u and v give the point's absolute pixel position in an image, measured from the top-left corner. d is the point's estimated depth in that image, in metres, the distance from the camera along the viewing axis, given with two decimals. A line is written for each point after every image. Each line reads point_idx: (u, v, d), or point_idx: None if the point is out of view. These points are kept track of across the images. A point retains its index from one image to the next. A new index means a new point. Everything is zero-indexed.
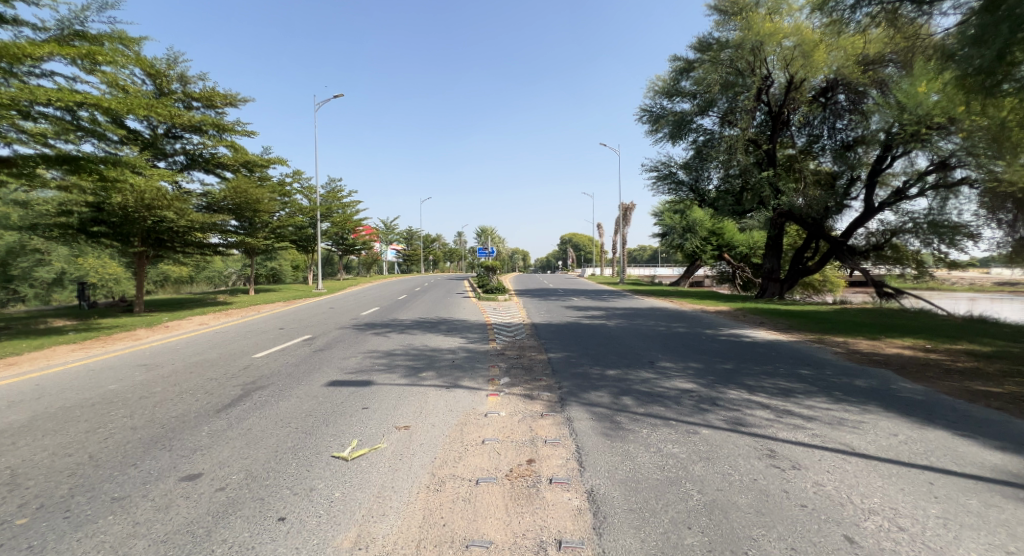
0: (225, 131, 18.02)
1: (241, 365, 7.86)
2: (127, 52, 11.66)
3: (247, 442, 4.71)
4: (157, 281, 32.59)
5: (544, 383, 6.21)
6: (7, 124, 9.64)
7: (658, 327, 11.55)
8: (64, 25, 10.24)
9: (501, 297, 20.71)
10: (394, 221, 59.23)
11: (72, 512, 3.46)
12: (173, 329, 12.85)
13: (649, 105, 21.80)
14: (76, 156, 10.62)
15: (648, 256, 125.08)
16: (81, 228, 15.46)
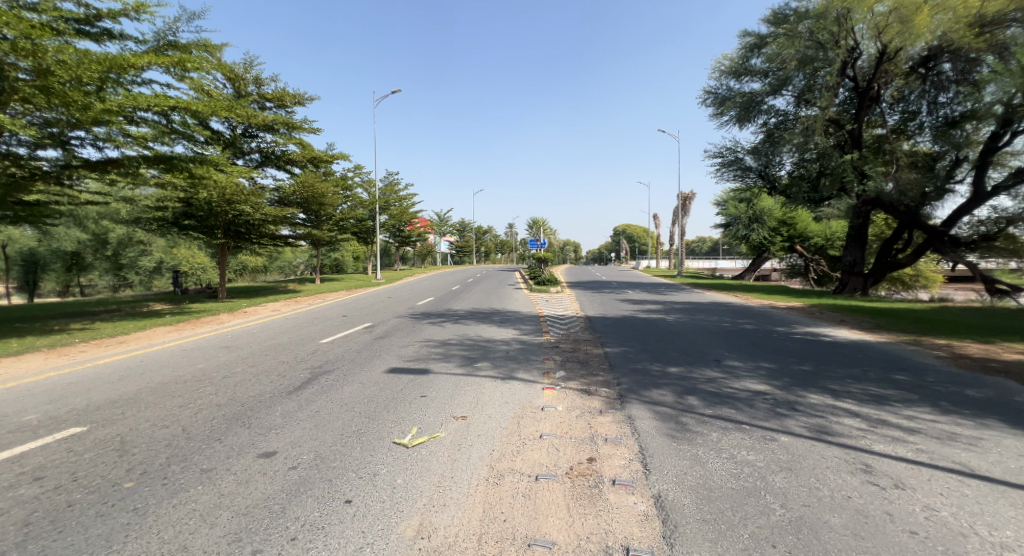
0: (295, 129, 18.96)
1: (309, 350, 8.28)
2: (211, 58, 12.51)
3: (315, 424, 4.94)
4: (237, 272, 35.03)
5: (602, 379, 6.10)
6: (115, 129, 10.61)
7: (723, 323, 11.03)
8: (160, 36, 11.08)
9: (554, 289, 20.61)
10: (447, 214, 60.47)
11: (169, 479, 3.81)
12: (249, 314, 13.77)
13: (715, 86, 20.83)
14: (170, 156, 11.52)
15: (710, 248, 120.26)
16: (175, 221, 16.89)
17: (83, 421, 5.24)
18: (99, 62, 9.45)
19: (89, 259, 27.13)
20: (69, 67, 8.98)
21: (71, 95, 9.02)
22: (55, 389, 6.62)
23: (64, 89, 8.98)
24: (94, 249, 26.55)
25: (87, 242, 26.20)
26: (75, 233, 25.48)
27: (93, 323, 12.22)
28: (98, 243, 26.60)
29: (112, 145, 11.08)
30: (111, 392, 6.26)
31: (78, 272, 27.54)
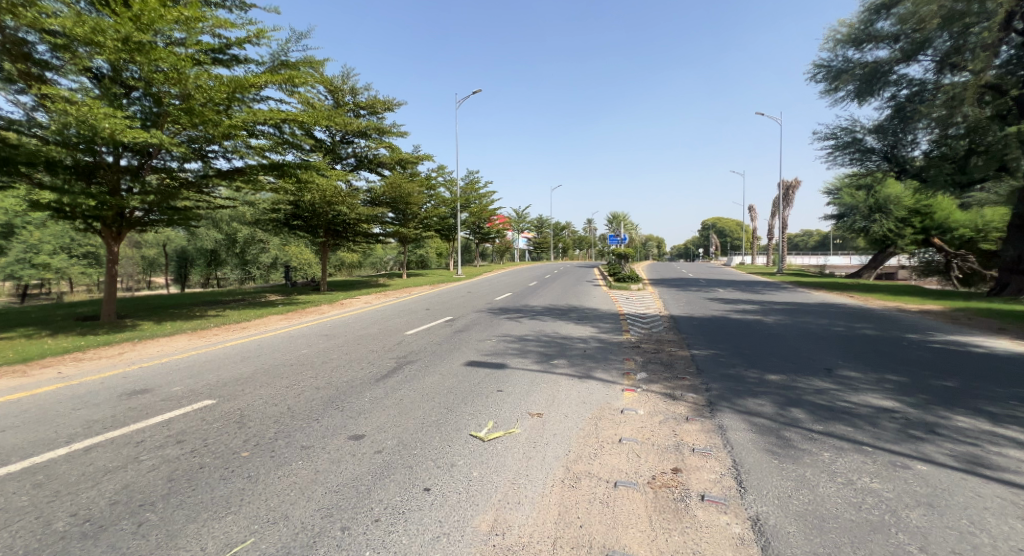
0: (385, 134, 19.99)
1: (396, 340, 8.72)
2: (315, 73, 13.55)
3: (399, 412, 5.15)
4: (336, 267, 37.91)
5: (689, 383, 5.76)
6: (240, 142, 11.96)
7: (834, 327, 10.00)
8: (275, 57, 12.16)
9: (636, 286, 19.98)
10: (526, 211, 61.07)
11: (276, 452, 4.30)
12: (346, 306, 14.82)
13: (827, 59, 19.02)
14: (282, 164, 13.00)
15: (814, 243, 110.19)
16: (286, 222, 18.60)
17: (214, 394, 6.10)
18: (227, 84, 10.80)
19: (224, 256, 31.70)
20: (205, 91, 10.39)
21: (205, 113, 10.42)
22: (192, 366, 7.66)
23: (202, 109, 10.44)
24: (227, 247, 30.62)
25: (222, 241, 30.18)
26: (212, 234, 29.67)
27: (222, 310, 13.89)
28: (230, 242, 30.49)
29: (237, 156, 12.39)
30: (234, 371, 7.17)
31: (216, 267, 32.42)
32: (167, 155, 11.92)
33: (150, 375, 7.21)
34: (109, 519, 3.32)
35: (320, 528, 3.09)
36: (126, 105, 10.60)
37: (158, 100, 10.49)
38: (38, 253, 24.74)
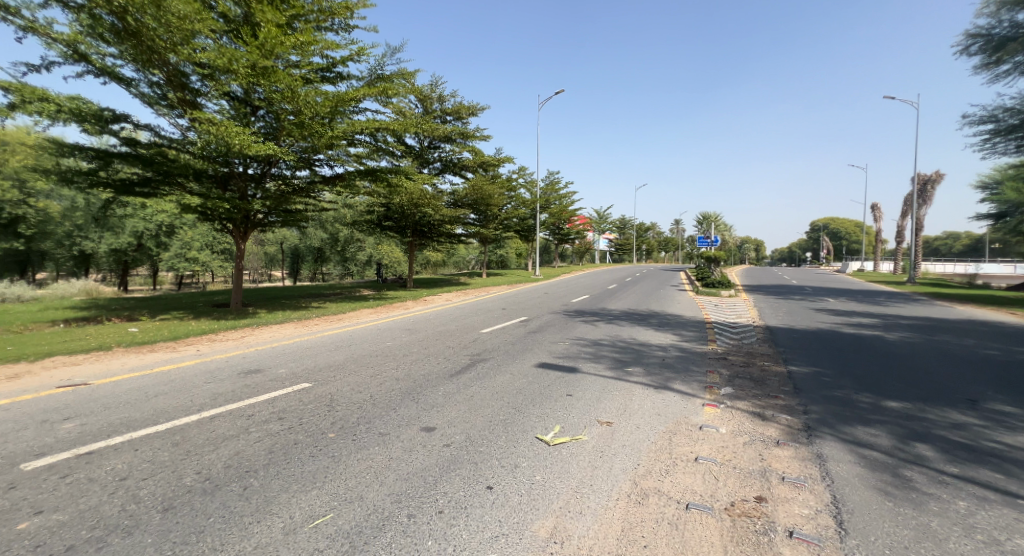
0: (469, 138, 20.51)
1: (472, 337, 8.87)
2: (407, 83, 14.14)
3: (469, 408, 5.23)
4: (422, 265, 39.60)
5: (784, 403, 5.24)
6: (341, 151, 12.87)
7: (974, 349, 8.62)
8: (373, 72, 12.91)
9: (726, 293, 18.75)
10: (608, 212, 60.03)
11: (358, 435, 4.55)
12: (429, 302, 15.37)
13: (985, 26, 16.64)
14: (376, 170, 13.78)
15: (945, 249, 96.85)
16: (378, 223, 19.73)
17: (311, 378, 6.59)
18: (331, 99, 11.68)
19: (328, 253, 34.42)
20: (313, 106, 11.36)
21: (313, 127, 11.36)
22: (294, 351, 8.36)
23: (311, 123, 11.34)
24: (330, 246, 33.47)
25: (327, 240, 33.20)
26: (319, 234, 32.85)
27: (322, 302, 15.07)
28: (333, 241, 33.39)
29: (338, 163, 13.31)
30: (327, 358, 7.72)
31: (321, 264, 35.59)
32: (283, 164, 13.03)
33: (261, 357, 7.97)
34: (223, 479, 3.75)
35: (389, 512, 3.27)
36: (252, 122, 11.89)
37: (276, 116, 11.61)
38: (188, 249, 28.81)
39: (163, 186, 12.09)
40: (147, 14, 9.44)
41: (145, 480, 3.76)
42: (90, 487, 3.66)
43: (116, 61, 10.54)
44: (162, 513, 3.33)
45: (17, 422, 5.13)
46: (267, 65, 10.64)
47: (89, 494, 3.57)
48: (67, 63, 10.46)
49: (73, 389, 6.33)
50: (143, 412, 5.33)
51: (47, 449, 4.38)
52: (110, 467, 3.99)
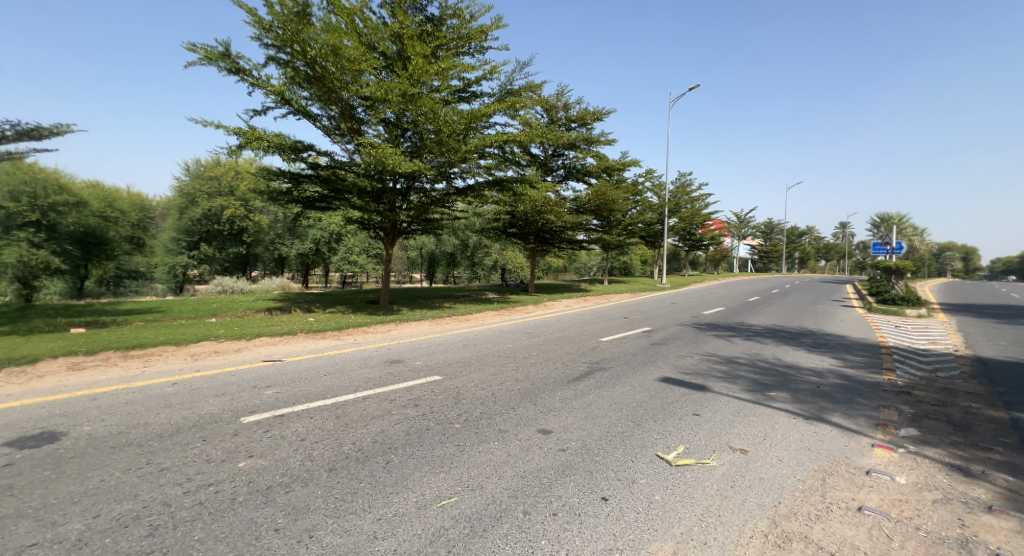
0: (593, 144, 20.27)
1: (591, 345, 8.68)
2: (534, 95, 14.39)
3: (586, 416, 5.13)
4: (544, 269, 40.08)
5: (995, 459, 4.18)
6: (473, 164, 13.58)
7: None
8: (504, 87, 13.37)
9: (902, 312, 15.87)
10: (748, 215, 55.25)
11: (479, 430, 4.76)
12: (549, 307, 15.49)
13: None
14: (504, 180, 14.27)
15: None
16: (503, 230, 20.35)
17: (440, 371, 6.99)
18: (466, 117, 12.42)
19: (459, 258, 36.63)
20: (450, 125, 12.21)
21: (449, 143, 12.19)
22: (427, 346, 8.99)
23: (449, 140, 12.19)
24: (461, 252, 35.72)
25: (458, 246, 35.53)
26: (451, 240, 35.31)
27: (452, 303, 15.98)
28: (463, 247, 35.61)
29: (470, 176, 14.06)
30: (455, 354, 8.15)
31: (452, 268, 37.89)
32: (424, 179, 14.11)
33: (401, 349, 8.72)
34: (370, 452, 4.29)
35: (506, 506, 3.42)
36: (402, 143, 13.10)
37: (420, 136, 12.65)
38: (350, 254, 32.04)
39: (335, 201, 13.91)
40: (329, 60, 11.14)
41: (316, 443, 4.49)
42: (281, 443, 4.50)
43: (309, 102, 12.34)
44: (327, 472, 3.95)
45: (235, 385, 6.34)
46: (414, 92, 11.73)
47: (279, 449, 4.37)
48: (276, 108, 12.49)
49: (271, 362, 7.59)
50: (316, 387, 6.19)
51: (257, 408, 5.42)
52: (294, 428, 4.83)
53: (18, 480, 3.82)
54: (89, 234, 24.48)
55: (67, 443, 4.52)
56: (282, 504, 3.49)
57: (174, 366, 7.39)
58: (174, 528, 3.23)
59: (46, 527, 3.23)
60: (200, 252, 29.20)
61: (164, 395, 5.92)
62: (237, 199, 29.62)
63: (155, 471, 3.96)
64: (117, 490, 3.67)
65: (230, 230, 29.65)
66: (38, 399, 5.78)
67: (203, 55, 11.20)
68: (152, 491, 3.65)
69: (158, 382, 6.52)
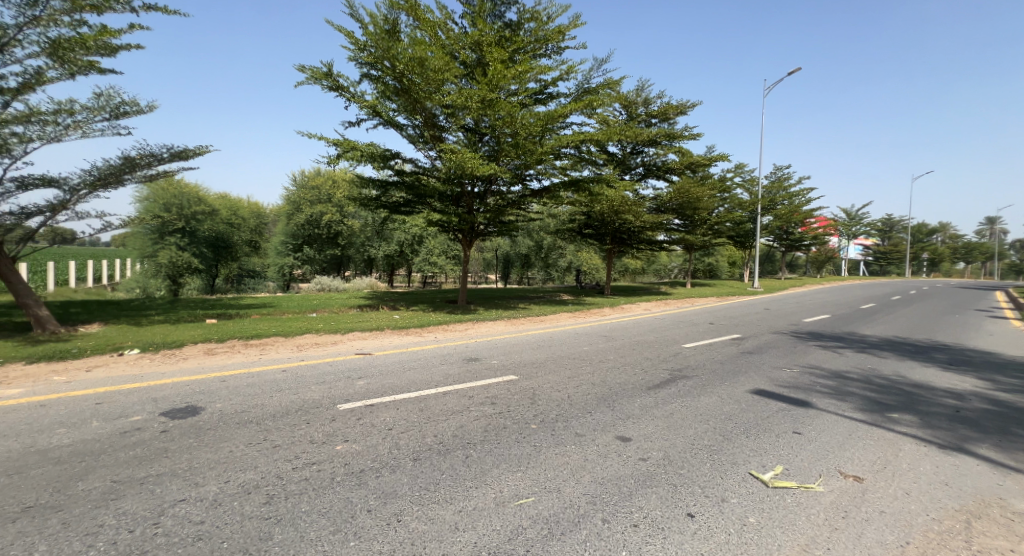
0: (676, 139, 19.44)
1: (673, 351, 8.23)
2: (612, 92, 14.03)
3: (669, 425, 4.84)
4: (622, 270, 39.16)
5: None
6: (549, 165, 13.51)
7: None
8: (580, 87, 13.16)
9: None
10: (861, 210, 49.69)
11: (556, 432, 4.66)
12: (626, 310, 14.99)
13: None
14: (580, 180, 14.07)
15: None
16: (579, 231, 20.05)
17: (516, 371, 6.95)
18: (543, 118, 12.40)
19: (533, 260, 36.77)
20: (527, 127, 12.24)
21: (526, 145, 12.22)
22: (505, 345, 9.03)
23: (525, 143, 12.23)
24: (536, 253, 35.87)
25: (532, 248, 35.69)
26: (526, 242, 35.53)
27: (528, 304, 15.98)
28: (538, 249, 35.73)
29: (545, 177, 14.00)
30: (531, 355, 8.08)
31: (526, 270, 38.09)
32: (501, 181, 14.23)
33: (478, 347, 8.80)
34: (451, 445, 4.34)
35: (584, 511, 3.30)
36: (480, 148, 13.32)
37: (497, 140, 12.78)
38: (431, 255, 33.22)
39: (418, 205, 14.46)
40: (415, 73, 11.59)
41: (402, 432, 4.62)
42: (371, 430, 4.69)
43: (396, 113, 12.94)
44: (412, 461, 4.05)
45: (332, 374, 6.76)
46: (492, 97, 11.89)
47: (370, 436, 4.56)
48: (369, 120, 13.20)
49: (361, 355, 8.01)
50: (401, 380, 6.42)
51: (351, 396, 5.73)
52: (383, 417, 5.03)
53: (171, 445, 4.38)
54: (220, 240, 27.41)
55: (206, 417, 5.07)
56: (373, 488, 3.63)
57: (282, 355, 8.05)
58: (286, 499, 3.48)
59: (190, 486, 3.64)
60: (304, 253, 31.78)
61: (274, 380, 6.46)
62: (334, 205, 31.95)
63: (270, 447, 4.32)
64: (241, 461, 4.05)
65: (327, 233, 32.05)
66: (182, 377, 6.57)
67: (309, 75, 12.11)
68: (268, 464, 3.98)
69: (269, 368, 7.14)
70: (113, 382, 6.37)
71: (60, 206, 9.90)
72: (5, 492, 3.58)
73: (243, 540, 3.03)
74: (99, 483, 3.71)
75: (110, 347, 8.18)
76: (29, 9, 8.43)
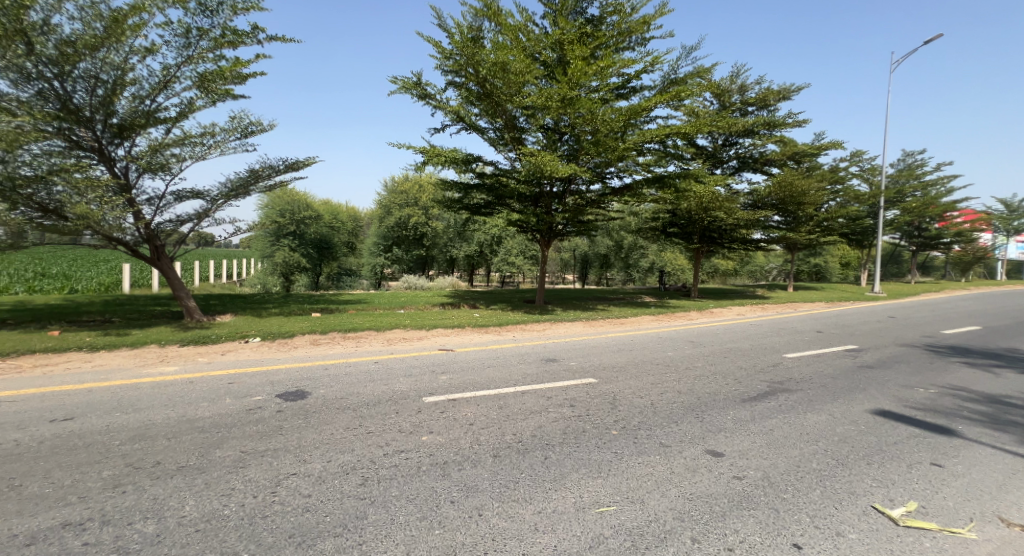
0: (776, 127, 18.03)
1: (772, 361, 7.49)
2: (702, 81, 13.21)
3: (769, 443, 4.36)
4: (710, 271, 37.10)
5: None
6: (631, 161, 12.98)
7: None
8: (666, 78, 12.52)
9: None
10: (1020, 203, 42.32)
11: (639, 440, 4.36)
12: (716, 315, 13.99)
13: None
14: (664, 176, 13.45)
15: None
16: (664, 229, 19.16)
17: (595, 375, 6.65)
18: (625, 113, 11.98)
19: (613, 260, 35.91)
20: (609, 124, 11.86)
21: (607, 142, 11.84)
22: (585, 347, 8.75)
23: (605, 139, 11.85)
24: (615, 253, 35.01)
25: (612, 247, 34.85)
26: (605, 241, 34.70)
27: (608, 306, 15.50)
28: (618, 248, 34.83)
29: (627, 174, 13.50)
30: (611, 359, 7.73)
31: (606, 270, 37.20)
32: (580, 180, 13.91)
33: (557, 349, 8.60)
34: (531, 445, 4.20)
35: (671, 527, 3.03)
36: (560, 148, 13.09)
37: (577, 139, 12.52)
38: (509, 255, 33.55)
39: (497, 206, 14.52)
40: (497, 76, 11.64)
41: (483, 428, 4.57)
42: (454, 424, 4.67)
43: (477, 116, 13.08)
44: (492, 458, 3.96)
45: (418, 368, 6.91)
46: (572, 95, 11.63)
47: (452, 429, 4.55)
48: (451, 125, 13.51)
49: (444, 351, 8.13)
50: (482, 378, 6.39)
51: (435, 390, 5.79)
52: (464, 413, 5.01)
53: (284, 423, 4.67)
54: (323, 241, 29.78)
55: (311, 400, 5.37)
56: (456, 480, 3.59)
57: (374, 347, 8.41)
58: (379, 482, 3.55)
59: (300, 462, 3.85)
60: (393, 253, 33.45)
61: (366, 370, 6.73)
62: (420, 208, 33.22)
63: (365, 432, 4.46)
64: (341, 443, 4.22)
65: (413, 235, 33.48)
66: (294, 363, 7.09)
67: (400, 86, 12.63)
68: (363, 448, 4.11)
69: (362, 359, 7.48)
70: (242, 365, 7.03)
71: (204, 215, 11.10)
72: (163, 452, 4.04)
73: (342, 517, 3.13)
74: (231, 451, 4.05)
75: (240, 334, 9.05)
76: (185, 49, 9.71)
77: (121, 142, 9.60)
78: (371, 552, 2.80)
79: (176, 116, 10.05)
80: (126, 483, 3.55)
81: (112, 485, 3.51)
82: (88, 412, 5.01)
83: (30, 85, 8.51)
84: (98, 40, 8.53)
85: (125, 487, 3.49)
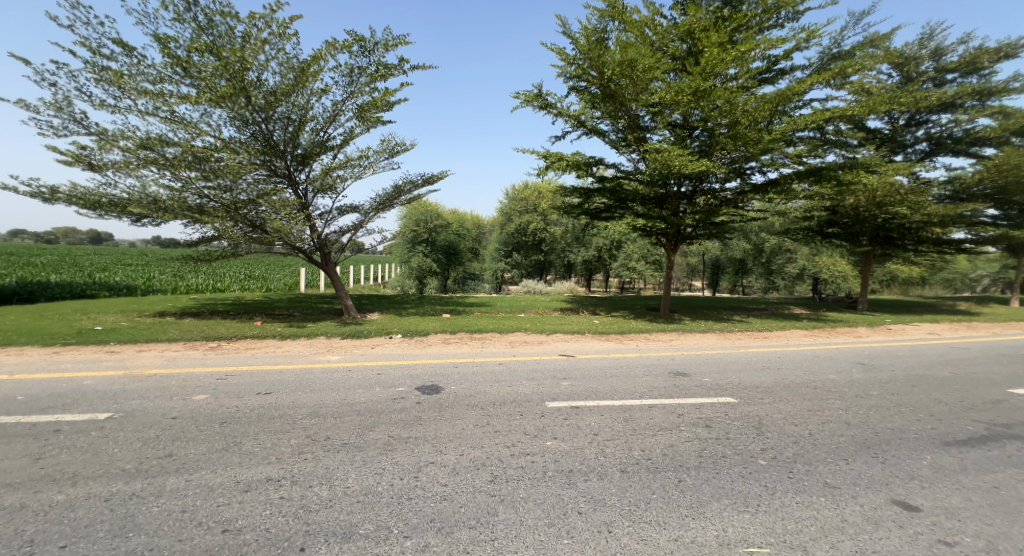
0: (993, 97, 14.75)
1: (988, 396, 5.82)
2: (877, 50, 11.22)
3: (991, 504, 3.25)
4: (881, 280, 31.72)
5: None
6: (778, 153, 11.47)
7: None
8: (825, 54, 10.89)
9: None
10: None
11: (796, 475, 3.55)
12: (893, 332, 11.64)
13: None
14: (820, 168, 11.69)
15: None
16: (819, 229, 16.72)
17: (736, 395, 5.74)
18: (769, 100, 10.68)
19: (750, 265, 32.33)
20: (751, 113, 10.65)
21: (748, 135, 10.59)
22: (724, 362, 7.74)
23: (746, 132, 10.62)
24: (754, 257, 31.35)
25: (750, 251, 31.08)
26: (741, 244, 30.99)
27: (747, 317, 13.85)
28: (757, 251, 31.08)
29: (773, 169, 11.94)
30: (752, 378, 6.65)
31: (742, 276, 33.48)
32: (713, 178, 12.66)
33: (688, 362, 7.73)
34: (662, 465, 3.64)
35: None
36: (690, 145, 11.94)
37: (711, 134, 11.39)
38: (630, 261, 32.15)
39: (619, 210, 13.78)
40: (623, 76, 11.05)
41: (609, 441, 4.09)
42: (578, 433, 4.25)
43: (599, 120, 12.53)
44: (620, 472, 3.48)
45: (542, 373, 6.61)
46: (706, 86, 10.60)
47: (577, 438, 4.15)
48: (572, 131, 13.21)
49: (565, 358, 7.73)
50: (603, 388, 5.86)
51: (558, 397, 5.42)
52: (587, 422, 4.57)
53: (421, 415, 4.65)
54: (452, 248, 31.51)
55: (444, 396, 5.35)
56: (583, 491, 3.18)
57: (499, 350, 8.34)
58: (508, 481, 3.29)
59: (436, 452, 3.75)
60: (514, 259, 34.14)
61: (491, 372, 6.61)
62: (539, 214, 33.37)
63: (492, 431, 4.26)
64: (471, 438, 4.05)
65: (533, 241, 33.72)
66: (433, 359, 7.27)
67: (522, 99, 12.67)
68: (493, 446, 3.90)
69: (489, 359, 7.43)
70: (389, 357, 7.41)
71: (359, 226, 12.15)
72: (333, 428, 4.23)
73: (475, 510, 2.92)
74: (382, 435, 4.09)
75: (384, 331, 9.64)
76: (348, 85, 10.71)
77: (303, 168, 10.86)
78: (504, 550, 2.55)
79: (341, 144, 11.17)
80: (308, 450, 3.75)
81: (298, 450, 3.73)
82: (281, 388, 5.53)
83: (247, 129, 10.03)
84: (290, 87, 9.76)
85: (307, 454, 3.68)
